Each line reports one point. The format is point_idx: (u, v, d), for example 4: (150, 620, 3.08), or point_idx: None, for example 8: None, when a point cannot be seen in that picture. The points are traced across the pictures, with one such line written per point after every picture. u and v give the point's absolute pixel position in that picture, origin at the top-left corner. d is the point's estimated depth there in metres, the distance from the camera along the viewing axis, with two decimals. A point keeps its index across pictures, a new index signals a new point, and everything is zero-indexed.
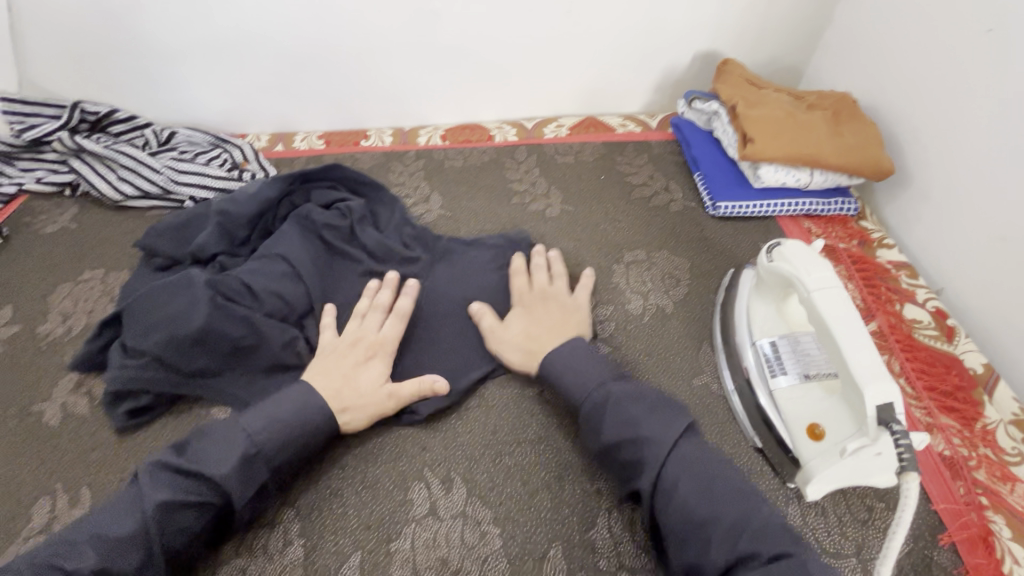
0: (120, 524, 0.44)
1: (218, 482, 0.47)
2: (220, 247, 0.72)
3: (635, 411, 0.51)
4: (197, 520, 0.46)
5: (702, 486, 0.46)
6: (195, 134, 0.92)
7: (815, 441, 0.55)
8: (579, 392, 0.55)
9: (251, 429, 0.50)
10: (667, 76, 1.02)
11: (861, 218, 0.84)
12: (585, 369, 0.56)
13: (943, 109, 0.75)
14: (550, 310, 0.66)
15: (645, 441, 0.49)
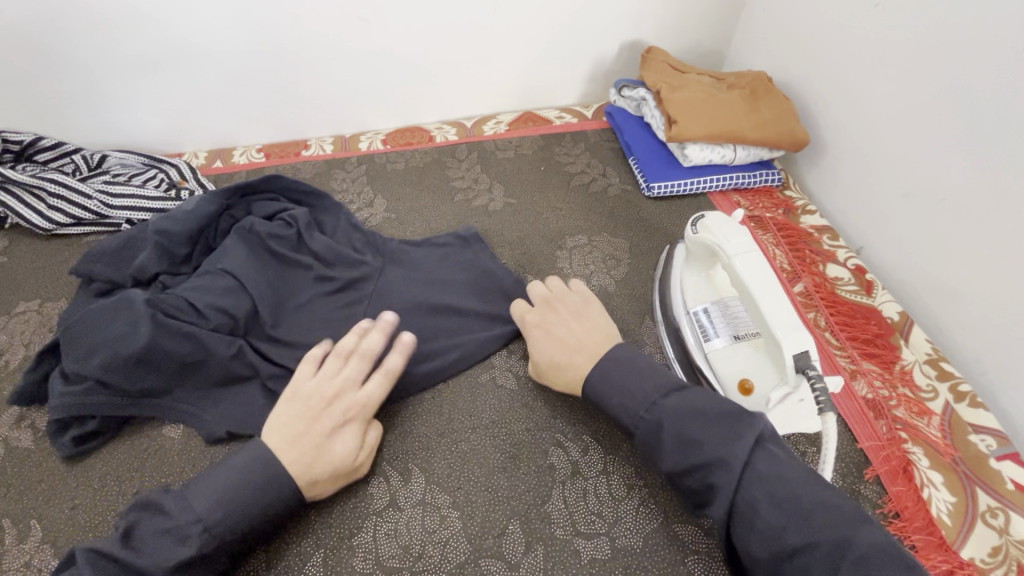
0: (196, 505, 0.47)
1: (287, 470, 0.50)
2: (160, 266, 0.71)
3: (696, 427, 0.47)
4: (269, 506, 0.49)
5: (768, 497, 0.42)
6: (128, 156, 0.90)
7: (745, 396, 0.58)
8: (628, 415, 0.51)
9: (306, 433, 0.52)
10: (598, 66, 1.05)
11: (785, 188, 0.89)
12: (634, 384, 0.52)
13: (847, 80, 0.81)
14: (566, 318, 0.63)
15: (707, 455, 0.45)
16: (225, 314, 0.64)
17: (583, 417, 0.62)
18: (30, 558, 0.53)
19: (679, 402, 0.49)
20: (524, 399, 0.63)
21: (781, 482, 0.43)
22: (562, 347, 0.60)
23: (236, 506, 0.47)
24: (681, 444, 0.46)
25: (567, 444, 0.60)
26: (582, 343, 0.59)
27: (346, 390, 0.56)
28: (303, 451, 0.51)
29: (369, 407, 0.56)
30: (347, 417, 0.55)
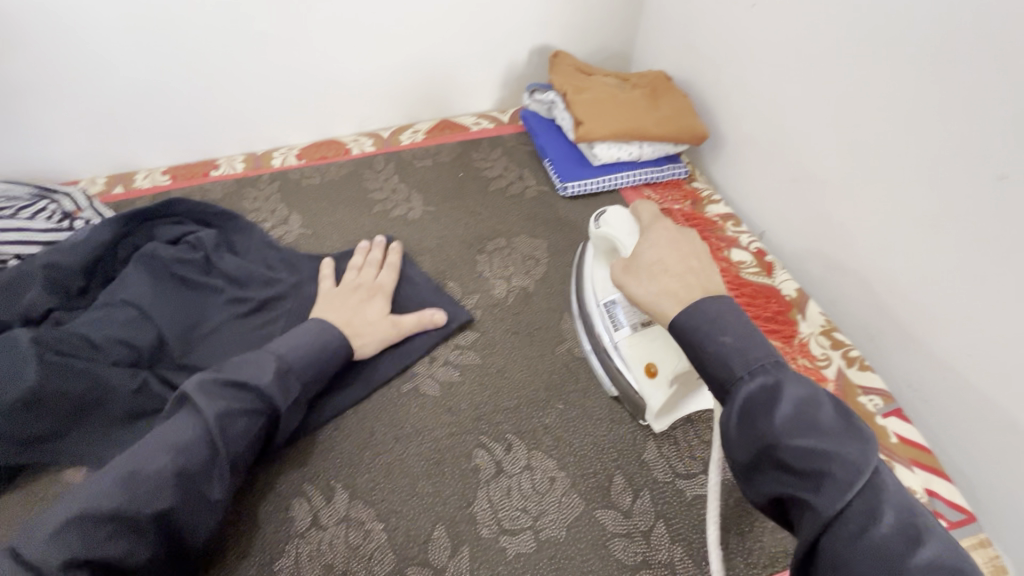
0: (182, 433, 0.49)
1: (263, 391, 0.54)
2: (53, 301, 0.67)
3: (823, 420, 0.38)
4: (252, 423, 0.52)
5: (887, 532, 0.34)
6: (13, 187, 0.84)
7: (651, 379, 0.59)
8: (743, 372, 0.42)
9: (285, 352, 0.58)
10: (510, 73, 1.08)
11: (691, 179, 0.94)
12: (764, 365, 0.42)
13: (736, 75, 0.87)
14: (692, 241, 0.55)
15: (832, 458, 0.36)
16: (127, 347, 0.63)
17: (506, 417, 0.63)
18: None
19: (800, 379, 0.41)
20: (447, 406, 0.63)
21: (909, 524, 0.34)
22: (678, 262, 0.53)
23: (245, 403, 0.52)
24: (797, 430, 0.38)
25: (490, 444, 0.60)
26: (690, 276, 0.51)
27: (366, 282, 0.72)
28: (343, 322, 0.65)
29: (385, 287, 0.72)
30: (370, 294, 0.70)
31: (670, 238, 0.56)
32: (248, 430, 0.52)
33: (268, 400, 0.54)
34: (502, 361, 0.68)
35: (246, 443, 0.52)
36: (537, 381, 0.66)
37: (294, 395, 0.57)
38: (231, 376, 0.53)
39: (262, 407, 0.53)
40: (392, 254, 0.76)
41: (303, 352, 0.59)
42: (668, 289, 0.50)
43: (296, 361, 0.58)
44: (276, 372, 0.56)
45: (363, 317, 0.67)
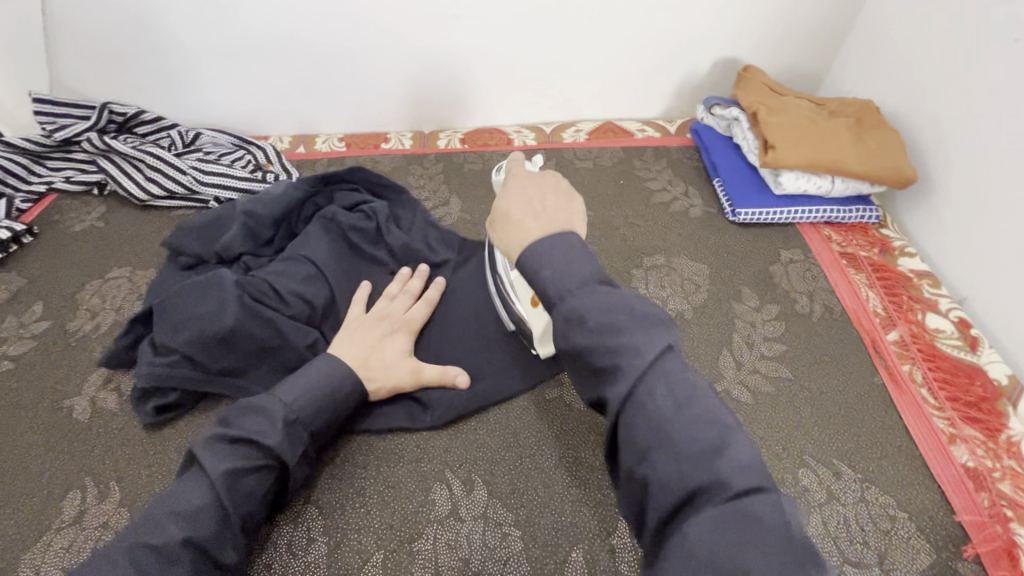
0: (192, 496, 0.47)
1: (271, 448, 0.50)
2: (245, 247, 0.73)
3: (619, 318, 0.37)
4: (261, 482, 0.49)
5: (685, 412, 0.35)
6: (219, 135, 0.94)
7: (532, 306, 0.62)
8: (556, 292, 0.40)
9: (287, 400, 0.53)
10: (687, 82, 1.02)
11: (882, 225, 0.83)
12: (594, 298, 0.39)
13: (965, 117, 0.75)
14: (545, 188, 0.49)
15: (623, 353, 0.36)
16: (304, 302, 0.65)
17: None
18: (107, 518, 0.55)
19: (604, 292, 0.39)
20: (593, 423, 0.61)
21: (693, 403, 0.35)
22: (522, 207, 0.47)
23: (254, 458, 0.49)
24: (598, 339, 0.37)
25: None
26: (545, 209, 0.46)
27: (395, 314, 0.65)
28: (361, 367, 0.58)
29: (414, 323, 0.65)
30: (394, 328, 0.63)
31: (519, 189, 0.49)
32: (258, 488, 0.49)
33: (274, 457, 0.50)
34: None
35: (256, 503, 0.49)
36: None
37: (302, 445, 0.52)
38: (238, 431, 0.50)
39: (269, 466, 0.50)
40: (432, 289, 0.69)
41: (313, 399, 0.54)
42: (528, 218, 0.46)
43: (304, 410, 0.53)
44: (285, 425, 0.51)
45: (381, 357, 0.60)
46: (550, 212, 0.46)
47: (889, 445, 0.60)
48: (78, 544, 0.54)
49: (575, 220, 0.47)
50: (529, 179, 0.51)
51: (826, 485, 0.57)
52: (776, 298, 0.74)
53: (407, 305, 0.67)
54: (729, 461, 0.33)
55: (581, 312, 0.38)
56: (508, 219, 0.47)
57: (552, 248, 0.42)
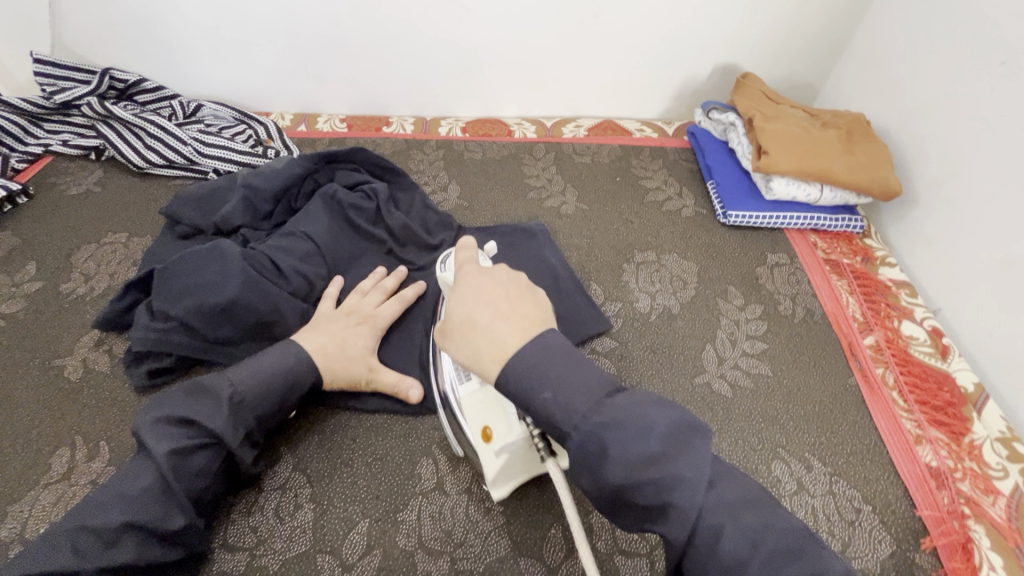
0: (136, 481, 0.47)
1: (214, 432, 0.50)
2: (243, 219, 0.73)
3: (552, 372, 0.40)
4: (208, 461, 0.50)
5: (610, 425, 0.38)
6: (221, 108, 0.94)
7: (485, 442, 0.52)
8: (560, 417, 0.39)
9: (235, 380, 0.52)
10: (686, 86, 1.04)
11: (865, 235, 0.86)
12: (581, 398, 0.39)
13: (951, 135, 0.78)
14: (502, 281, 0.50)
15: (610, 429, 0.38)
16: (304, 280, 0.67)
17: None
18: (95, 476, 0.56)
19: (598, 381, 0.41)
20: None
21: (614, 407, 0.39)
22: (486, 303, 0.46)
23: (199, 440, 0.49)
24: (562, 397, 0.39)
25: None
26: (514, 311, 0.46)
27: (364, 309, 0.64)
28: (321, 355, 0.58)
29: (380, 320, 0.64)
30: (355, 322, 0.62)
31: (477, 275, 0.50)
32: (207, 467, 0.50)
33: (218, 437, 0.50)
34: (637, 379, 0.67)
35: (204, 480, 0.50)
36: None
37: (249, 428, 0.52)
38: (181, 412, 0.50)
39: (215, 446, 0.50)
40: (408, 289, 0.67)
41: (261, 380, 0.53)
42: (500, 309, 0.46)
43: (251, 391, 0.52)
44: (230, 406, 0.51)
45: (345, 348, 0.59)
46: (518, 308, 0.46)
47: (860, 442, 0.63)
48: (65, 501, 0.54)
49: (545, 316, 0.47)
50: (484, 274, 0.50)
51: (797, 476, 0.60)
52: (761, 298, 0.77)
53: (379, 302, 0.66)
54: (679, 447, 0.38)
55: (549, 399, 0.39)
56: (472, 322, 0.45)
57: (548, 368, 0.40)
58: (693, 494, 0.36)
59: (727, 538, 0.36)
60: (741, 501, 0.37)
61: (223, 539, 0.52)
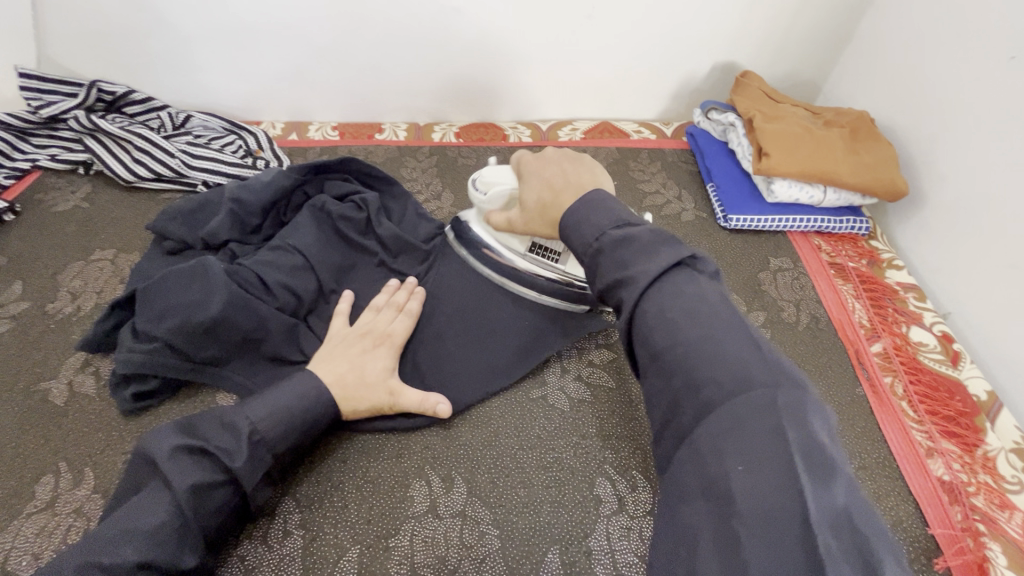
0: (155, 515, 0.45)
1: (233, 471, 0.48)
2: (232, 234, 0.72)
3: (602, 220, 0.47)
4: (225, 498, 0.48)
5: (666, 313, 0.39)
6: (210, 119, 0.92)
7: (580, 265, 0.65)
8: (580, 244, 0.48)
9: (257, 418, 0.51)
10: (685, 85, 1.01)
11: (871, 237, 0.84)
12: (594, 215, 0.48)
13: (959, 134, 0.75)
14: (555, 164, 0.60)
15: (618, 246, 0.44)
16: (293, 296, 0.66)
17: (633, 454, 0.59)
18: (80, 504, 0.54)
19: (615, 215, 0.47)
20: None
21: (697, 298, 0.39)
22: (557, 187, 0.57)
23: (218, 478, 0.48)
24: (615, 270, 0.43)
25: (614, 476, 0.58)
26: (561, 184, 0.57)
27: (379, 327, 0.63)
28: (339, 387, 0.56)
29: (397, 338, 0.62)
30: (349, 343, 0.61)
31: (535, 172, 0.60)
32: (223, 505, 0.48)
33: (235, 475, 0.48)
34: (638, 390, 0.65)
35: (220, 518, 0.48)
36: None
37: (267, 467, 0.51)
38: (204, 443, 0.49)
39: (232, 484, 0.49)
40: (415, 301, 0.66)
41: (284, 419, 0.52)
42: (564, 187, 0.57)
43: (273, 430, 0.51)
44: (249, 443, 0.49)
45: (361, 375, 0.58)
46: (565, 187, 0.57)
47: (868, 456, 0.61)
48: (49, 531, 0.53)
49: (596, 178, 0.58)
50: (542, 159, 0.61)
51: None
52: (764, 305, 0.74)
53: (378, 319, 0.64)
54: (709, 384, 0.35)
55: (577, 228, 0.48)
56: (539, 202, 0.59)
57: (577, 214, 0.49)
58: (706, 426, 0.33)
59: (711, 510, 0.30)
60: (762, 442, 0.30)
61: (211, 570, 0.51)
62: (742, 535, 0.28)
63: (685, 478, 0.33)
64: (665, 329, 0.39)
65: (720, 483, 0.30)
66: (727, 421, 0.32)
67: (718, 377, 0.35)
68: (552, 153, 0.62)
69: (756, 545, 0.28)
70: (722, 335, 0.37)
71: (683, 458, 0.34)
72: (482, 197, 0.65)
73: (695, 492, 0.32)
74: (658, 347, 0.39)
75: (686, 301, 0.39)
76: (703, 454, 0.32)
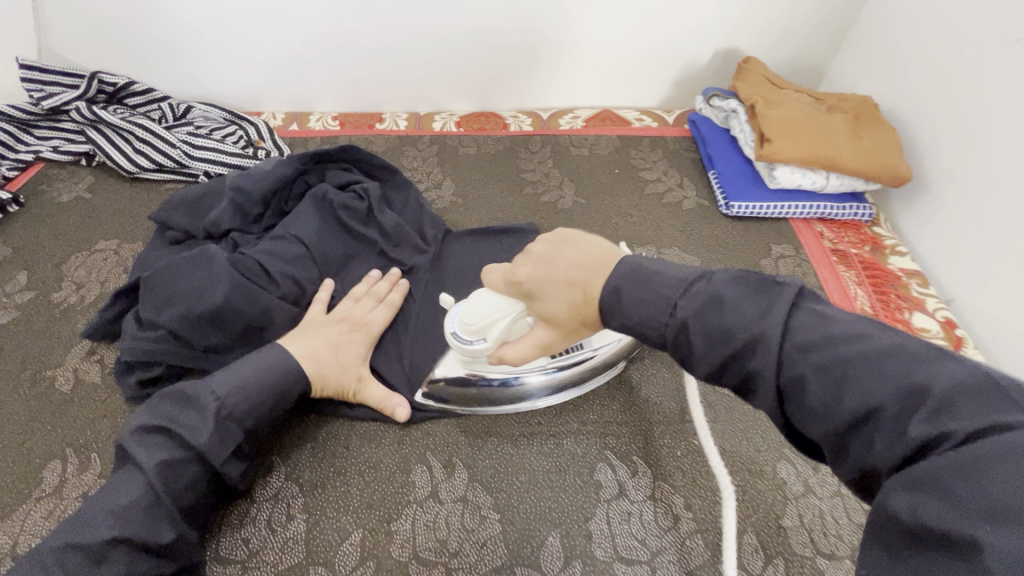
0: (126, 495, 0.46)
1: (197, 446, 0.49)
2: (233, 223, 0.72)
3: (659, 284, 0.43)
4: (199, 475, 0.49)
5: (823, 367, 0.35)
6: (211, 110, 0.92)
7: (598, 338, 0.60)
8: (655, 321, 0.42)
9: (220, 392, 0.51)
10: (687, 72, 1.01)
11: (874, 224, 0.83)
12: (654, 286, 0.43)
13: (962, 118, 0.75)
14: (577, 252, 0.48)
15: (698, 313, 0.40)
16: (295, 284, 0.66)
17: (632, 439, 0.60)
18: (87, 489, 0.55)
19: (683, 275, 0.43)
20: (762, 460, 0.58)
21: (852, 338, 0.35)
22: (584, 290, 0.47)
23: (186, 454, 0.49)
24: (717, 342, 0.39)
25: (615, 461, 0.58)
26: (597, 269, 0.47)
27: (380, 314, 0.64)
28: (311, 362, 0.56)
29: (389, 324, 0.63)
30: (352, 329, 0.61)
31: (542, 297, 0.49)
32: (195, 481, 0.49)
33: (200, 452, 0.49)
34: (641, 372, 0.65)
35: (194, 492, 0.49)
36: (671, 400, 0.63)
37: (237, 441, 0.51)
38: (168, 424, 0.50)
39: (200, 460, 0.49)
40: (396, 292, 0.67)
41: (247, 392, 0.52)
42: (585, 279, 0.47)
43: (236, 403, 0.52)
44: (215, 419, 0.50)
45: (337, 353, 0.58)
46: (598, 269, 0.47)
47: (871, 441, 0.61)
48: (57, 514, 0.54)
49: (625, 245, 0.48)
50: (544, 261, 0.49)
51: (804, 477, 0.57)
52: None
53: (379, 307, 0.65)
54: (945, 431, 0.29)
55: (646, 310, 0.43)
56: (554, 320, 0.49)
57: (631, 284, 0.44)
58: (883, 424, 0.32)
59: (952, 555, 0.26)
60: (1014, 484, 0.26)
61: (216, 551, 0.52)
62: (984, 540, 0.25)
63: (904, 519, 0.29)
64: (831, 393, 0.34)
65: (956, 514, 0.27)
66: (962, 460, 0.28)
67: (987, 416, 0.29)
68: (575, 241, 0.49)
69: (995, 538, 0.25)
70: (905, 366, 0.32)
71: (894, 496, 0.29)
72: (478, 343, 0.55)
73: (918, 537, 0.28)
74: (851, 411, 0.33)
75: (851, 347, 0.34)
76: (923, 494, 0.28)
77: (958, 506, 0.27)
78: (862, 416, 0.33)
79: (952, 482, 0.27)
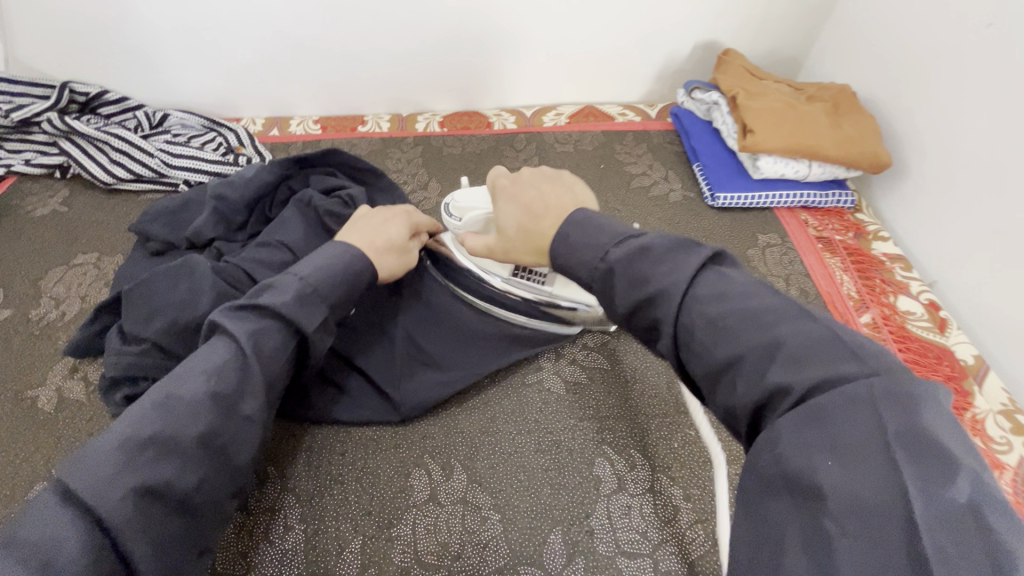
0: (215, 354, 0.41)
1: (286, 313, 0.45)
2: (216, 232, 0.70)
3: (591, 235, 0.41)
4: (285, 344, 0.45)
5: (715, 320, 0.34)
6: (188, 117, 0.91)
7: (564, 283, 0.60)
8: (581, 269, 0.41)
9: (303, 273, 0.48)
10: (667, 66, 1.01)
11: (856, 211, 0.85)
12: (582, 237, 0.41)
13: (938, 104, 0.76)
14: (541, 181, 0.50)
15: (623, 260, 0.38)
16: None
17: (628, 433, 0.60)
18: None
19: (621, 230, 0.41)
20: None
21: (743, 295, 0.34)
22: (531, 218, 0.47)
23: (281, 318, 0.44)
24: (633, 288, 0.37)
25: (612, 456, 0.58)
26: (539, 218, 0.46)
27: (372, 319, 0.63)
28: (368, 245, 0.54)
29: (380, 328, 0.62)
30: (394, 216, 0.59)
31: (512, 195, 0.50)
32: (283, 349, 0.45)
33: (294, 320, 0.45)
34: (632, 366, 0.65)
35: (281, 360, 0.44)
36: (663, 393, 0.63)
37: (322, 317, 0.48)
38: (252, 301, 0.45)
39: (290, 328, 0.45)
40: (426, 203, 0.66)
41: (332, 268, 0.49)
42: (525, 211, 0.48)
43: (322, 278, 0.48)
44: (306, 290, 0.46)
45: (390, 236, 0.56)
46: (547, 210, 0.46)
47: None
48: None
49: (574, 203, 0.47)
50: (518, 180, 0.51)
51: None
52: None
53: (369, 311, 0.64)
54: (793, 380, 0.29)
55: (571, 259, 0.41)
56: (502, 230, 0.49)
57: (566, 232, 0.42)
58: (745, 374, 0.32)
59: (799, 508, 0.26)
60: (861, 427, 0.26)
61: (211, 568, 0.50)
62: (825, 488, 0.25)
63: (762, 469, 0.29)
64: (710, 337, 0.33)
65: (804, 458, 0.27)
66: (813, 411, 0.28)
67: (827, 366, 0.29)
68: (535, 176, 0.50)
69: (833, 478, 0.25)
70: (779, 319, 0.32)
71: (759, 447, 0.29)
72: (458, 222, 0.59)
73: (771, 484, 0.28)
74: (722, 359, 0.33)
75: (736, 302, 0.34)
76: (780, 443, 0.28)
77: (807, 452, 0.27)
78: (730, 365, 0.32)
79: (805, 423, 0.28)
